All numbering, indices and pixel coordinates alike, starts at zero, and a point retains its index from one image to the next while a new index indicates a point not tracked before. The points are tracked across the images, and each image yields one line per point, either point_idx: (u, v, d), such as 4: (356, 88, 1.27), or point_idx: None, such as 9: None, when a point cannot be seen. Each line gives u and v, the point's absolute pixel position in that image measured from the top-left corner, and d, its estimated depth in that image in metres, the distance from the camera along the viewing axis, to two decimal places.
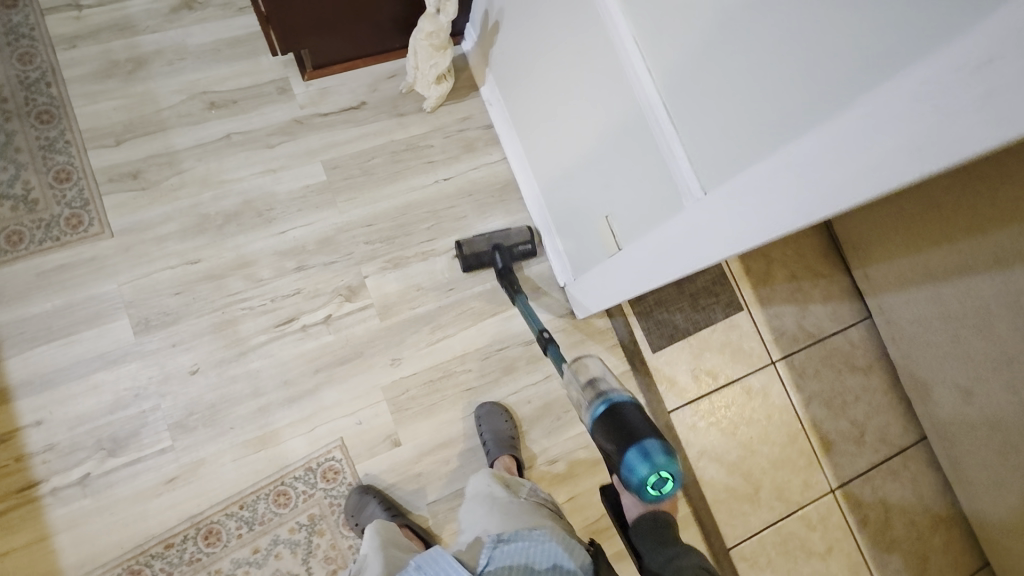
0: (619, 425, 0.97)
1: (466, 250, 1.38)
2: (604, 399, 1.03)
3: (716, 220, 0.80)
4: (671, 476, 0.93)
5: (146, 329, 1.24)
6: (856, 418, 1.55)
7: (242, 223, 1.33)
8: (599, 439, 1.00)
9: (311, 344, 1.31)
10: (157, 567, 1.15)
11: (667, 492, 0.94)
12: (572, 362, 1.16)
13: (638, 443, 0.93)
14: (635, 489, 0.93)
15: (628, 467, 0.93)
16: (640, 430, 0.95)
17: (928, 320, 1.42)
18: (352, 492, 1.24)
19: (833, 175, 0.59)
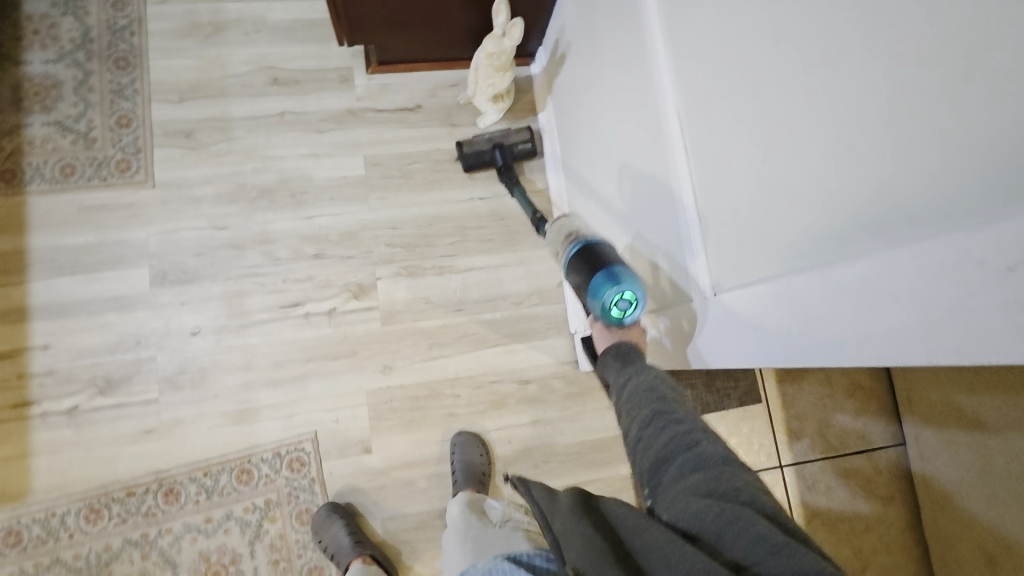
0: (592, 256, 0.97)
1: (466, 149, 1.38)
2: (582, 241, 1.03)
3: (730, 323, 0.74)
4: (636, 299, 0.90)
5: (162, 282, 1.29)
6: (860, 549, 1.40)
7: (274, 200, 1.35)
8: (574, 278, 0.99)
9: (310, 333, 1.32)
10: (115, 510, 1.19)
11: (630, 317, 0.90)
12: (556, 223, 1.16)
13: (605, 269, 0.93)
14: (600, 315, 0.91)
15: (595, 290, 0.92)
16: (609, 261, 0.95)
17: (964, 468, 1.27)
18: (321, 508, 1.24)
19: (833, 324, 0.55)
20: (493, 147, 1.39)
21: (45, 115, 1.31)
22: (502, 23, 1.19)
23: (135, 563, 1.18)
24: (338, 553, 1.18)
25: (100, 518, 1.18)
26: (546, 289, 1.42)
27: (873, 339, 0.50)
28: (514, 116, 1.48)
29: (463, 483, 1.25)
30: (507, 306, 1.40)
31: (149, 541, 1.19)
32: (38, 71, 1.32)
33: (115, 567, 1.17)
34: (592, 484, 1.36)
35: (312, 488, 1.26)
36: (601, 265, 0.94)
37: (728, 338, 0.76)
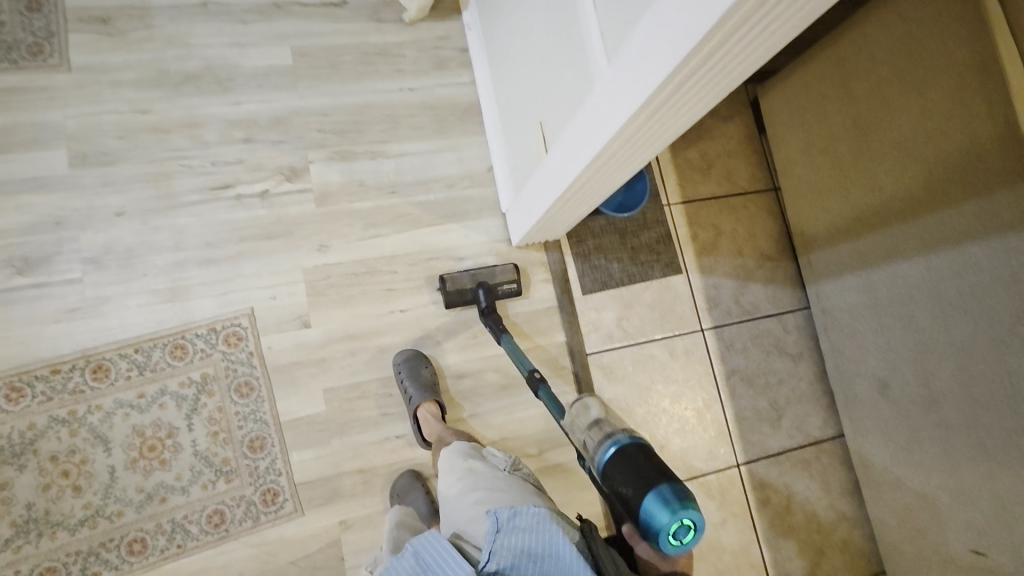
0: (632, 469, 0.84)
1: (449, 287, 1.32)
2: (612, 439, 0.90)
3: (615, 86, 0.80)
4: (695, 524, 0.79)
5: (82, 164, 1.26)
6: (776, 400, 1.54)
7: (199, 86, 1.35)
8: (613, 485, 0.86)
9: (242, 214, 1.32)
10: (38, 389, 1.15)
11: (689, 543, 0.80)
12: (573, 407, 1.11)
13: (654, 489, 0.80)
14: (654, 542, 0.79)
15: (648, 515, 0.79)
16: (654, 476, 0.82)
17: (856, 308, 1.42)
18: (403, 474, 1.27)
19: (691, 12, 0.61)
20: (477, 286, 1.34)
21: None
22: None
23: (63, 440, 1.14)
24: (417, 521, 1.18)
25: (22, 397, 1.14)
26: (477, 173, 1.48)
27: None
28: (439, 14, 1.54)
29: (419, 397, 1.24)
30: (440, 189, 1.45)
31: (77, 418, 1.15)
32: None
33: (41, 445, 1.13)
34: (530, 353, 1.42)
35: (251, 361, 1.26)
36: (648, 479, 0.82)
37: (620, 108, 0.81)
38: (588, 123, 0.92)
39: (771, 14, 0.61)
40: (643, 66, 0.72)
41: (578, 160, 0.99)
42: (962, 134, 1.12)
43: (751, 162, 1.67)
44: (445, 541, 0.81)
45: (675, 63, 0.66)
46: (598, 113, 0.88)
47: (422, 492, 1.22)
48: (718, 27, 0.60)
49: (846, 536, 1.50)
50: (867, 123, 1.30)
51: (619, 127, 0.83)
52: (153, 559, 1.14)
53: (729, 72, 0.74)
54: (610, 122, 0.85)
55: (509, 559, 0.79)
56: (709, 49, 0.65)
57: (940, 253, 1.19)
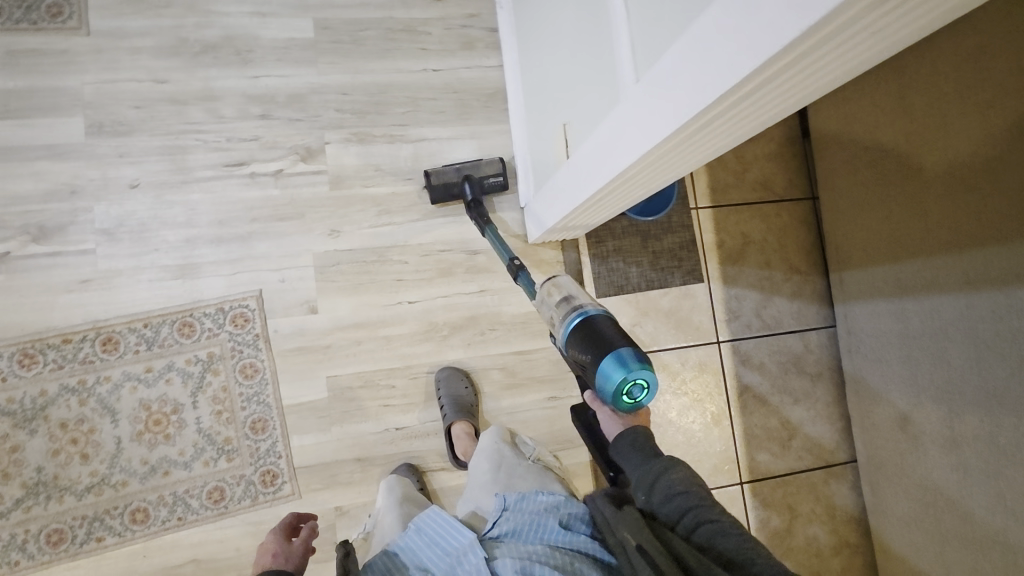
0: (594, 335, 0.88)
1: (434, 180, 1.30)
2: (579, 310, 0.94)
3: (642, 106, 0.74)
4: (648, 383, 0.85)
5: (98, 133, 1.24)
6: (788, 419, 1.49)
7: (218, 57, 1.31)
8: (574, 354, 0.91)
9: (255, 193, 1.30)
10: (50, 357, 1.17)
11: (642, 400, 0.87)
12: (545, 286, 1.06)
13: (614, 351, 0.85)
14: (610, 398, 0.86)
15: (604, 375, 0.85)
16: (614, 340, 0.87)
17: (885, 337, 1.34)
18: (400, 466, 1.27)
19: (724, 51, 0.54)
20: (462, 180, 1.32)
21: None
22: None
23: (72, 409, 1.17)
24: None
25: (35, 363, 1.16)
26: (498, 164, 1.42)
27: (757, 40, 0.50)
28: None
29: (455, 415, 1.25)
30: None
31: (87, 388, 1.18)
32: None
33: (51, 412, 1.16)
34: (537, 353, 1.39)
35: (256, 344, 1.26)
36: (607, 345, 0.86)
37: (645, 131, 0.75)
38: (613, 137, 0.86)
39: (820, 59, 0.53)
40: (673, 91, 0.66)
41: (599, 172, 0.93)
42: (1021, 163, 1.00)
43: (790, 167, 1.57)
44: (445, 513, 0.92)
45: (705, 100, 0.60)
46: (623, 130, 0.81)
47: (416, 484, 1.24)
48: (757, 71, 0.53)
49: (847, 563, 1.46)
50: (919, 140, 1.19)
51: (644, 149, 0.76)
52: (154, 529, 1.18)
53: (768, 108, 0.67)
54: (634, 142, 0.79)
55: (512, 527, 0.87)
56: (744, 89, 0.58)
57: (980, 290, 1.09)
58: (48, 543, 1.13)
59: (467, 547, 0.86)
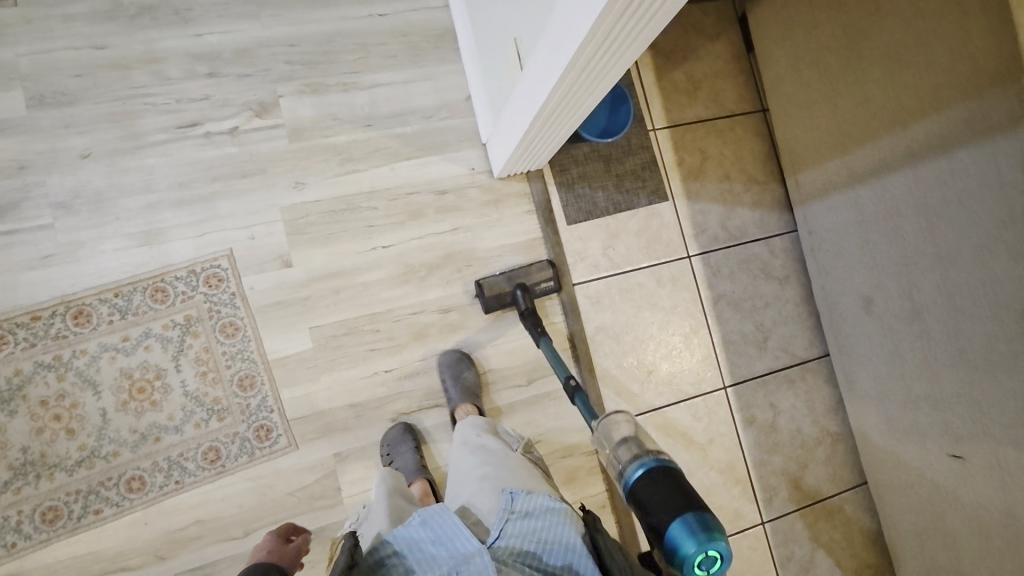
0: (658, 494, 0.76)
1: (488, 293, 1.30)
2: (638, 461, 0.82)
3: None
4: (722, 556, 0.72)
5: (40, 105, 1.20)
6: (762, 323, 1.55)
7: (156, 18, 1.28)
8: (637, 514, 0.79)
9: (213, 152, 1.28)
10: (20, 336, 1.14)
11: (716, 573, 0.73)
12: (602, 419, 0.99)
13: (681, 516, 0.73)
14: (677, 571, 0.73)
15: (671, 544, 0.73)
16: (680, 504, 0.74)
17: (843, 226, 1.41)
18: (395, 426, 1.28)
19: None
20: (514, 287, 1.31)
21: None
22: None
23: (52, 385, 1.14)
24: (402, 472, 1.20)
25: (6, 344, 1.14)
26: (456, 102, 1.43)
27: None
28: None
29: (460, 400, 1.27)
30: (416, 120, 1.40)
31: (63, 362, 1.15)
32: None
33: (30, 390, 1.13)
34: None
35: (234, 302, 1.24)
36: (672, 504, 0.74)
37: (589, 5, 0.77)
38: (560, 26, 0.87)
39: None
40: None
41: (551, 70, 0.95)
42: (952, 32, 1.08)
43: (738, 82, 1.61)
44: (453, 515, 0.89)
45: None
46: (569, 15, 0.83)
47: (412, 444, 1.24)
48: None
49: (829, 451, 1.54)
50: (857, 30, 1.25)
51: (591, 25, 0.78)
52: (153, 495, 1.16)
53: None
54: (580, 22, 0.81)
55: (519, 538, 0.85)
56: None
57: (928, 160, 1.17)
58: (44, 522, 1.11)
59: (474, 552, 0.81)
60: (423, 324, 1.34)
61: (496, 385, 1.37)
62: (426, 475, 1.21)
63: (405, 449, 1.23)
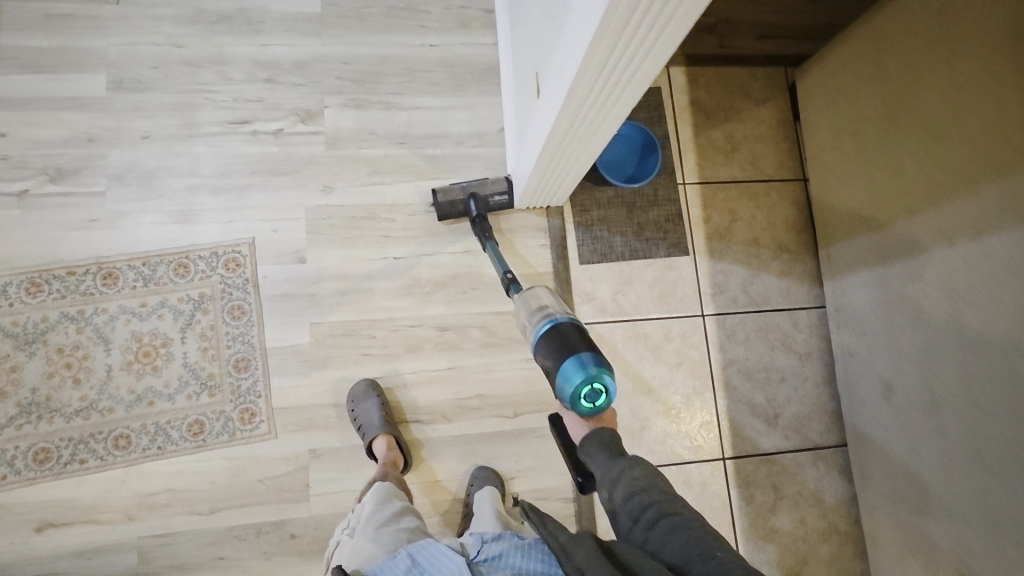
0: (561, 341, 0.97)
1: (441, 199, 1.35)
2: (549, 317, 1.03)
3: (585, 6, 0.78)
4: (604, 388, 0.94)
5: (118, 89, 1.36)
6: (774, 398, 1.45)
7: (231, 27, 1.43)
8: (541, 358, 1.01)
9: (256, 149, 1.38)
10: (54, 286, 1.25)
11: (602, 405, 0.95)
12: (524, 292, 1.15)
13: (575, 355, 0.95)
14: (568, 399, 0.94)
15: (564, 375, 0.94)
16: (577, 346, 0.96)
17: (869, 304, 1.31)
18: (361, 382, 1.31)
19: None
20: (468, 198, 1.36)
21: None
22: None
23: (70, 335, 1.23)
24: (367, 427, 1.23)
25: (40, 291, 1.24)
26: (488, 133, 1.48)
27: None
28: None
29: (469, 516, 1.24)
30: (447, 145, 1.47)
31: (85, 317, 1.25)
32: None
33: (50, 337, 1.23)
34: None
35: (245, 287, 1.31)
36: (570, 349, 0.95)
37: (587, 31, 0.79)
38: (567, 55, 0.90)
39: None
40: None
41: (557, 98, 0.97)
42: (991, 108, 1.01)
43: (780, 148, 1.58)
44: (438, 543, 0.90)
45: None
46: (573, 43, 0.85)
47: (377, 399, 1.27)
48: None
49: (836, 552, 1.40)
50: (898, 99, 1.19)
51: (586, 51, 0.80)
52: (134, 456, 1.22)
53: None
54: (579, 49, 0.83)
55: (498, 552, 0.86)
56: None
57: (956, 243, 1.07)
58: (35, 461, 1.19)
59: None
60: (419, 337, 1.36)
61: (480, 412, 1.35)
62: (390, 431, 1.24)
63: (370, 407, 1.26)
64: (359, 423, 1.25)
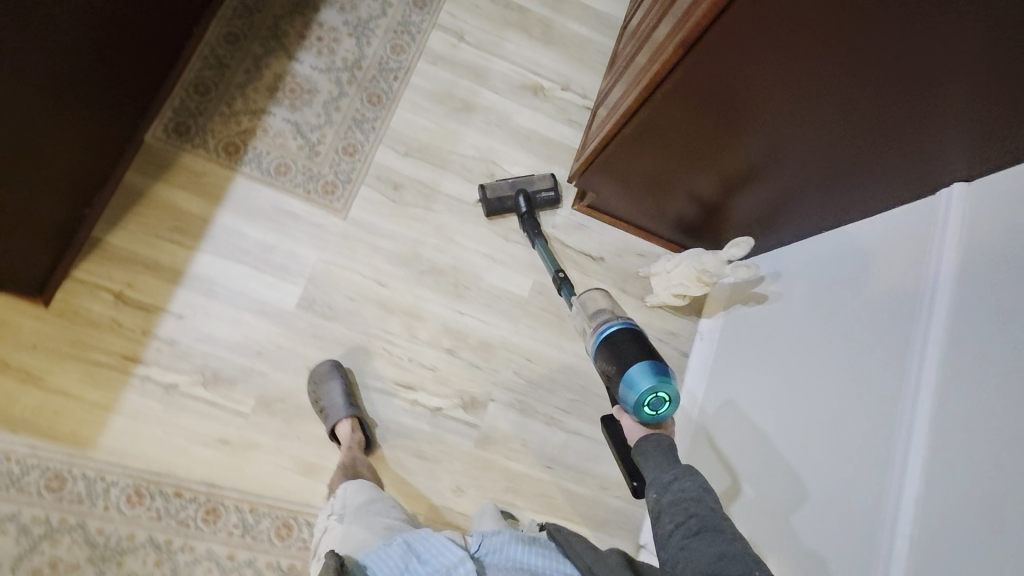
0: (627, 350, 1.02)
1: (489, 195, 1.38)
2: (615, 322, 1.08)
3: None
4: (668, 399, 0.96)
5: (307, 308, 1.30)
6: None
7: (438, 282, 1.38)
8: (603, 363, 1.06)
9: (408, 420, 1.31)
10: (155, 503, 1.16)
11: (665, 413, 0.97)
12: (584, 295, 1.24)
13: (644, 362, 0.99)
14: (631, 408, 0.97)
15: (630, 381, 0.97)
16: (643, 356, 1.00)
17: None
18: None
19: None
20: (515, 193, 1.41)
21: (289, 112, 1.37)
22: (736, 252, 1.23)
23: (146, 565, 1.13)
24: None
25: (140, 504, 1.15)
26: None
27: None
28: (677, 309, 1.51)
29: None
30: (592, 484, 1.36)
31: (169, 550, 1.15)
32: (303, 72, 1.39)
33: (126, 560, 1.13)
34: None
35: None
36: (634, 358, 1.00)
37: None
38: None
39: None
40: None
41: None
42: None
43: None
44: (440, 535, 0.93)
45: None
46: None
47: None
48: None
49: None
50: None
51: None
52: None
53: None
54: None
55: (494, 548, 0.95)
56: None
57: None
58: None
59: (458, 563, 0.88)
60: None
61: None
62: None
63: (337, 386, 1.24)
64: (322, 404, 1.22)
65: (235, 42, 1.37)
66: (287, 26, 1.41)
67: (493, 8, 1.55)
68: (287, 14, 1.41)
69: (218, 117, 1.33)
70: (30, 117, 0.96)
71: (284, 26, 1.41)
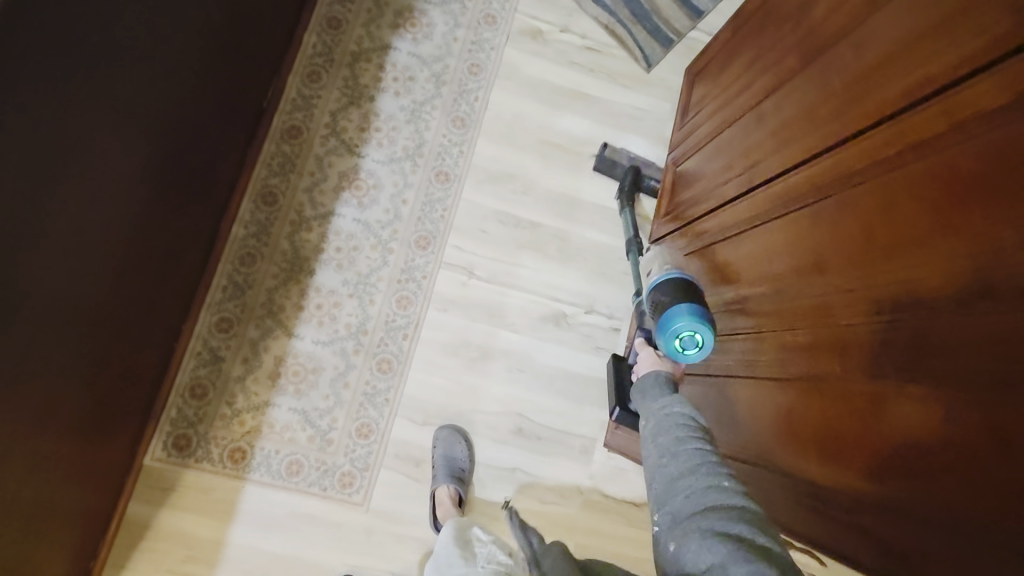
0: (683, 291, 1.02)
1: (606, 152, 1.43)
2: (673, 272, 1.07)
3: None
4: (702, 342, 0.98)
5: None
6: None
7: None
8: (653, 298, 1.06)
9: None
10: None
11: (694, 354, 1.00)
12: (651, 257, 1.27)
13: (694, 304, 0.99)
14: (665, 337, 0.99)
15: (675, 314, 0.98)
16: (693, 300, 1.00)
17: None
18: None
19: None
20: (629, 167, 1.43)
21: (295, 399, 1.26)
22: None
23: None
24: None
25: None
26: None
27: None
28: None
29: None
30: None
31: None
32: (305, 349, 1.28)
33: None
34: None
35: None
36: (688, 297, 1.01)
37: None
38: None
39: None
40: None
41: None
42: None
43: None
44: None
45: None
46: None
47: None
48: None
49: None
50: None
51: None
52: None
53: None
54: None
55: None
56: None
57: None
58: None
59: None
60: None
61: None
62: None
63: (463, 451, 1.27)
64: (434, 463, 1.25)
65: (229, 329, 1.26)
66: (282, 298, 1.29)
67: (502, 231, 1.40)
68: (281, 283, 1.29)
69: (221, 420, 1.23)
70: (54, 512, 0.93)
71: (279, 298, 1.29)
